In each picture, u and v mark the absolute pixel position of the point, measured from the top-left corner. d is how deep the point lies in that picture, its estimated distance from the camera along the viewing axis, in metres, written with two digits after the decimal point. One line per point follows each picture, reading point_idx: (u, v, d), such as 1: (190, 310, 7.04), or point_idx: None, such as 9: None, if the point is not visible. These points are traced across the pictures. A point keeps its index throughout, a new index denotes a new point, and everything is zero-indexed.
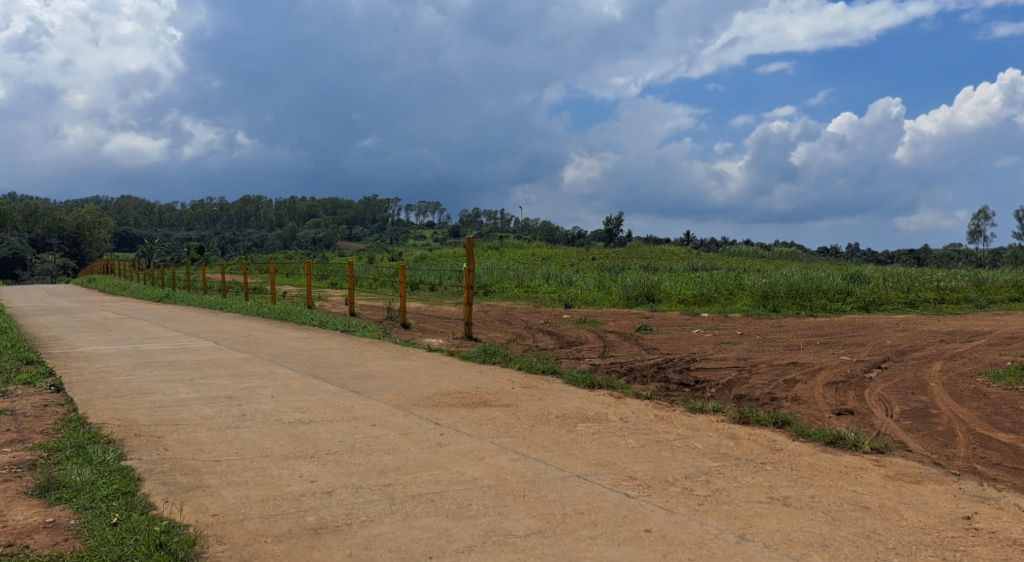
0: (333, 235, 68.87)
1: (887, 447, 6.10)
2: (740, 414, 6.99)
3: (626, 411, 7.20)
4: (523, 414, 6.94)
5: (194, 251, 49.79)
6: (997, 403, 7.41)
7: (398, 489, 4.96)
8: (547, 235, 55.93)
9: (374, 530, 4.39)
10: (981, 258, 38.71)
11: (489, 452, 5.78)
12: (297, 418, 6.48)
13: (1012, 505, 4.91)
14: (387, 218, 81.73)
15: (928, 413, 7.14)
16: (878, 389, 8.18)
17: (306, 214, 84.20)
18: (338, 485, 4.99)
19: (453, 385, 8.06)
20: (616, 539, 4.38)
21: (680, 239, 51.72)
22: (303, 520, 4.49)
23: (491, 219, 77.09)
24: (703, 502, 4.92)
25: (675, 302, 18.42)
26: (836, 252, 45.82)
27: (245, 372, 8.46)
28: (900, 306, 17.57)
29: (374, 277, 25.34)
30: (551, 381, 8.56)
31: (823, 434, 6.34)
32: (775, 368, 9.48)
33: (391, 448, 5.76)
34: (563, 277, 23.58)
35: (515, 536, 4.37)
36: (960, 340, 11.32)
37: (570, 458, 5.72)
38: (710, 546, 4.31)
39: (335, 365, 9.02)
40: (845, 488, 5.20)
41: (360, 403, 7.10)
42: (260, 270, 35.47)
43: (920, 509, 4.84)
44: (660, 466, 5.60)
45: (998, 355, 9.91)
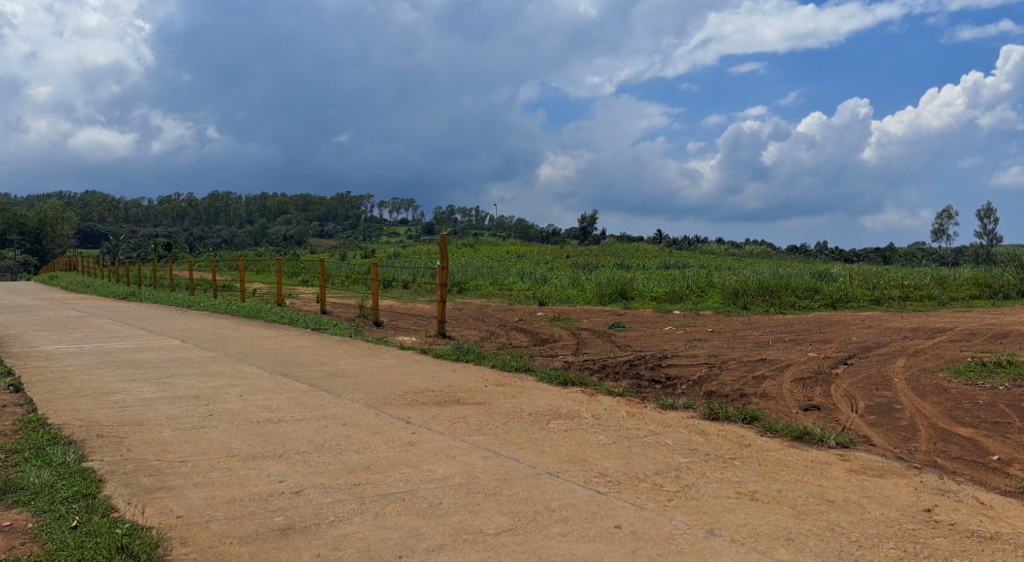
0: (305, 232, 68.35)
1: (852, 442, 6.20)
2: (710, 410, 7.06)
3: (598, 408, 7.26)
4: (495, 412, 6.96)
5: (160, 247, 48.99)
6: (958, 398, 7.57)
7: (367, 489, 4.94)
8: (521, 233, 55.92)
9: (344, 530, 4.38)
10: (943, 257, 39.50)
11: (460, 450, 5.79)
12: (265, 417, 6.44)
13: (971, 498, 5.02)
14: (359, 214, 81.16)
15: (892, 408, 7.27)
16: (844, 385, 8.32)
17: (278, 211, 83.54)
18: (307, 485, 4.97)
19: (425, 383, 8.05)
20: (585, 536, 4.40)
21: (653, 239, 51.93)
22: (270, 520, 4.46)
23: (465, 215, 77.05)
24: (673, 498, 4.97)
25: (647, 299, 18.59)
26: (805, 250, 46.38)
27: (213, 371, 8.37)
28: (865, 303, 17.89)
29: (346, 275, 25.15)
30: (525, 378, 8.61)
31: (790, 429, 6.43)
32: (744, 364, 9.60)
33: (361, 447, 5.75)
34: (537, 275, 23.65)
35: (485, 534, 4.39)
36: (924, 337, 11.53)
37: (541, 455, 5.75)
38: (678, 541, 4.36)
39: (305, 364, 8.95)
40: (811, 483, 5.28)
41: (331, 402, 7.06)
42: (229, 268, 34.99)
43: (883, 503, 4.93)
44: (630, 462, 5.65)
45: (959, 351, 10.14)
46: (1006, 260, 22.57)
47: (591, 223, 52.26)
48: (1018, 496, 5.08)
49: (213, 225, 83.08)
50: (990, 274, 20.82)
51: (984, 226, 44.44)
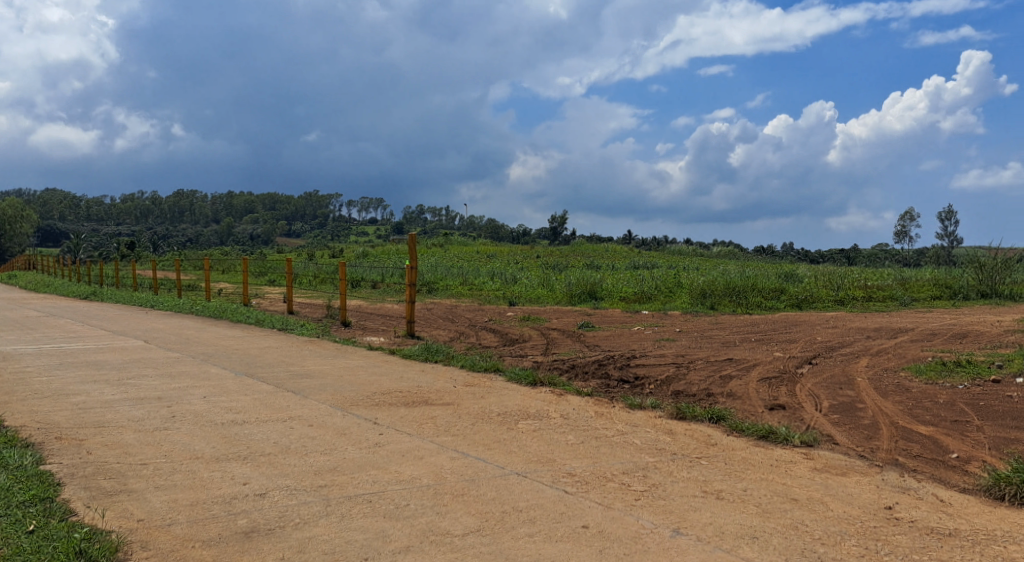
0: (272, 232, 67.56)
1: (816, 440, 6.29)
2: (677, 410, 7.10)
3: (567, 408, 7.26)
4: (464, 412, 6.93)
5: (122, 245, 48.08)
6: (919, 397, 7.71)
7: (333, 490, 4.90)
8: (492, 233, 55.89)
9: (309, 532, 4.34)
10: (905, 258, 40.26)
11: (428, 451, 5.77)
12: (230, 419, 6.36)
13: (930, 496, 5.11)
14: (328, 214, 80.50)
15: (854, 407, 7.39)
16: (808, 384, 8.42)
17: (244, 210, 82.49)
18: (272, 487, 4.91)
19: (393, 384, 8.01)
20: (553, 536, 4.40)
21: (623, 239, 52.15)
22: (233, 523, 4.40)
23: (435, 214, 76.76)
24: (640, 497, 4.99)
25: (617, 300, 18.66)
26: (771, 251, 46.93)
27: (176, 372, 8.25)
28: (830, 303, 18.13)
29: (314, 275, 24.93)
30: (494, 378, 8.59)
31: (755, 428, 6.50)
32: (711, 364, 9.68)
33: (327, 448, 5.70)
34: (507, 275, 23.63)
35: (453, 535, 4.37)
36: (886, 337, 11.71)
37: (509, 456, 5.74)
38: (645, 540, 4.38)
39: (271, 364, 8.86)
40: (776, 481, 5.33)
41: (297, 403, 7.00)
42: (194, 268, 34.50)
43: (845, 500, 5.00)
44: (598, 462, 5.66)
45: (920, 351, 10.32)
46: (965, 261, 23.08)
47: (561, 222, 52.30)
48: (975, 492, 5.18)
49: (178, 223, 81.77)
50: (950, 275, 21.27)
51: (945, 227, 45.30)
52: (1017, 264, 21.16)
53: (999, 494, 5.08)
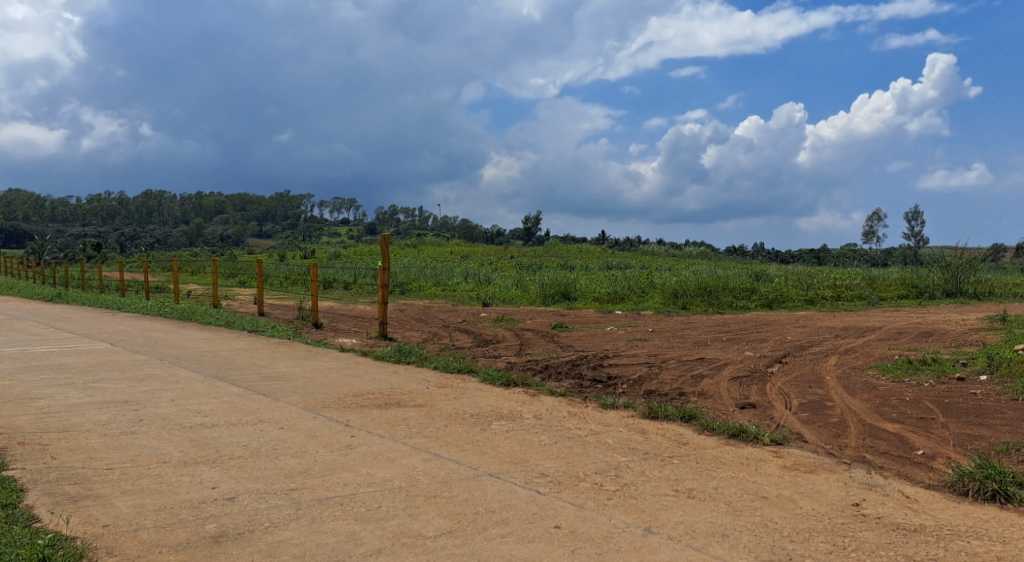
0: (242, 233, 66.79)
1: (785, 439, 6.36)
2: (649, 410, 7.14)
3: (539, 409, 7.26)
4: (436, 414, 6.92)
5: (87, 247, 47.19)
6: (886, 395, 7.82)
7: (304, 493, 4.86)
8: (464, 233, 55.78)
9: (279, 536, 4.30)
10: (873, 258, 40.83)
11: (400, 452, 5.75)
12: (199, 422, 6.28)
13: (896, 492, 5.19)
14: (299, 214, 79.84)
15: (823, 406, 7.47)
16: (778, 383, 8.51)
17: (214, 210, 81.50)
18: (241, 491, 4.86)
19: (365, 386, 7.96)
20: (525, 537, 4.41)
21: (595, 238, 52.31)
22: (201, 528, 4.35)
23: (408, 215, 76.41)
24: (612, 497, 5.01)
25: (590, 300, 18.69)
26: (742, 251, 47.40)
27: (143, 375, 8.12)
28: (799, 303, 18.32)
29: (285, 276, 24.67)
30: (467, 379, 8.57)
31: (726, 427, 6.56)
32: (683, 363, 9.74)
33: (298, 451, 5.65)
34: (480, 276, 23.57)
35: (425, 537, 4.36)
36: (854, 336, 11.87)
37: (482, 456, 5.74)
38: (617, 540, 4.39)
39: (241, 366, 8.76)
40: (746, 479, 5.38)
41: (267, 405, 6.93)
42: (162, 269, 34.03)
43: (814, 498, 5.06)
44: (570, 462, 5.68)
45: (887, 349, 10.47)
46: (931, 260, 23.49)
47: (534, 223, 52.30)
48: (940, 488, 5.27)
49: (146, 223, 80.45)
50: (915, 274, 21.64)
51: (911, 226, 46.05)
52: (980, 264, 21.57)
53: (963, 490, 5.17)
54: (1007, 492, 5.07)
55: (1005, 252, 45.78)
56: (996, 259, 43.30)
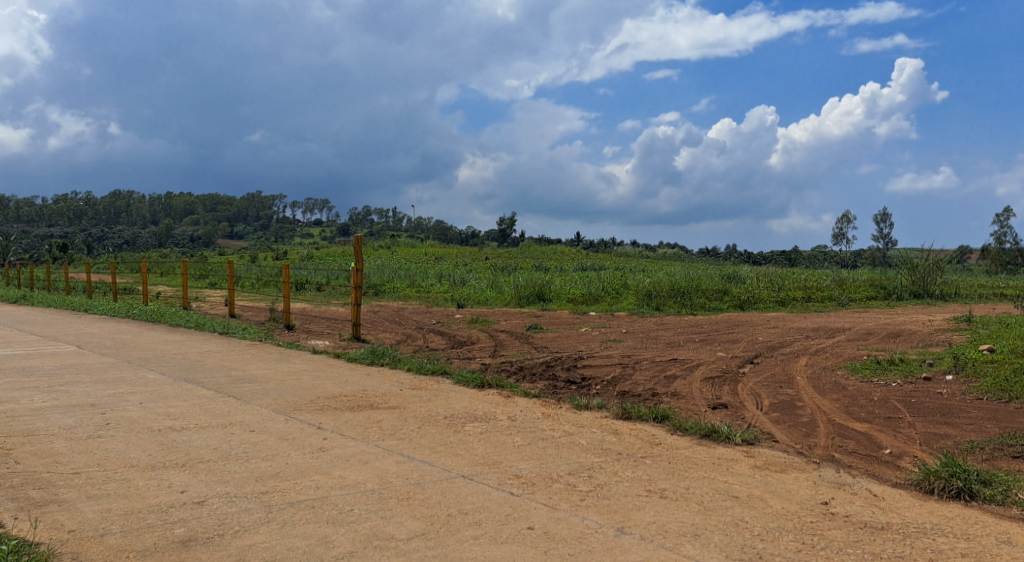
0: (214, 234, 66.04)
1: (756, 439, 6.42)
2: (623, 411, 7.17)
3: (513, 410, 7.26)
4: (410, 416, 6.89)
5: (53, 248, 46.34)
6: (854, 394, 7.93)
7: (275, 497, 4.82)
8: (438, 233, 55.66)
9: (249, 540, 4.26)
10: (843, 259, 41.39)
11: (373, 455, 5.71)
12: (167, 425, 6.20)
13: (864, 490, 5.27)
14: (271, 214, 79.14)
15: (793, 406, 7.56)
16: (750, 384, 8.59)
17: (184, 210, 80.46)
18: (211, 495, 4.81)
19: (338, 388, 7.91)
20: (498, 538, 4.41)
21: (569, 240, 52.41)
22: (170, 532, 4.30)
23: (382, 215, 76.01)
24: (585, 497, 5.03)
25: (564, 301, 18.73)
26: (715, 253, 47.83)
27: (111, 378, 8.00)
28: (771, 304, 18.51)
29: (257, 277, 24.42)
30: (441, 381, 8.55)
31: (698, 427, 6.61)
32: (656, 364, 9.80)
33: (269, 454, 5.60)
34: (455, 277, 23.50)
35: (397, 539, 4.34)
36: (824, 337, 12.00)
37: (456, 458, 5.73)
38: (589, 540, 4.41)
39: (212, 369, 8.66)
40: (717, 479, 5.42)
41: (238, 408, 6.85)
42: (131, 271, 33.55)
43: (783, 496, 5.12)
44: (544, 463, 5.68)
45: (856, 350, 10.60)
46: (899, 263, 23.87)
47: (509, 222, 52.27)
48: (907, 486, 5.35)
49: (114, 223, 79.16)
50: (884, 276, 21.98)
51: (880, 228, 46.68)
52: (946, 265, 21.97)
53: (929, 488, 5.25)
54: (972, 490, 5.16)
55: (970, 254, 46.71)
56: (962, 261, 44.17)
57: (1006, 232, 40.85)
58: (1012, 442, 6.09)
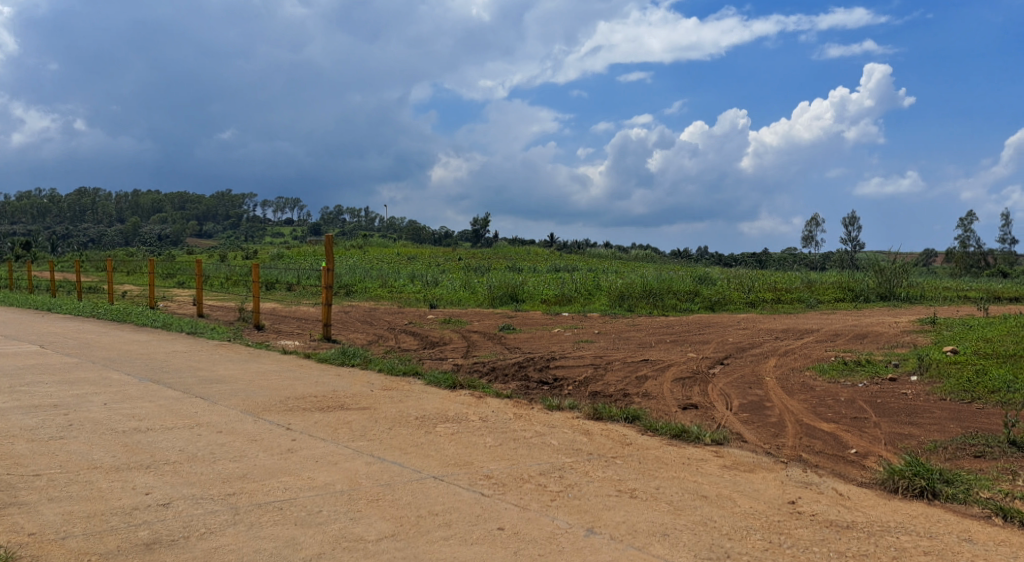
0: (182, 233, 65.12)
1: (725, 439, 6.47)
2: (594, 411, 7.19)
3: (485, 410, 7.25)
4: (380, 416, 6.85)
5: (15, 246, 45.32)
6: (822, 395, 8.02)
7: (242, 498, 4.77)
8: (411, 233, 55.43)
9: (215, 542, 4.21)
10: (812, 261, 41.99)
11: (343, 456, 5.67)
12: (131, 426, 6.11)
13: (830, 490, 5.33)
14: (241, 214, 78.31)
15: (762, 406, 7.63)
16: (720, 384, 8.66)
17: (152, 209, 79.21)
18: (176, 497, 4.74)
19: (308, 389, 7.84)
20: (468, 539, 4.40)
21: (541, 242, 52.43)
22: (133, 535, 4.23)
23: (354, 215, 75.57)
24: (555, 498, 5.03)
25: (537, 302, 18.78)
26: (686, 255, 48.12)
27: (74, 378, 7.86)
28: (741, 305, 18.71)
29: (226, 276, 24.13)
30: (413, 382, 8.52)
31: (669, 427, 6.65)
32: (628, 365, 9.85)
33: (237, 455, 5.54)
34: (428, 277, 23.43)
35: (366, 541, 4.31)
36: (792, 338, 12.15)
37: (426, 459, 5.71)
38: (559, 540, 4.41)
39: (179, 369, 8.54)
40: (686, 479, 5.46)
41: (205, 409, 6.77)
42: (96, 270, 32.94)
43: (752, 496, 5.16)
44: (515, 464, 5.68)
45: (824, 351, 10.74)
46: (865, 265, 24.26)
47: (482, 223, 52.22)
48: (871, 486, 5.42)
49: (79, 220, 77.68)
50: (852, 277, 22.33)
51: (847, 231, 47.36)
52: (911, 268, 22.35)
53: (892, 487, 5.33)
54: (935, 489, 5.24)
55: (934, 256, 47.56)
56: (927, 265, 44.95)
57: (969, 237, 41.65)
58: (973, 441, 6.20)
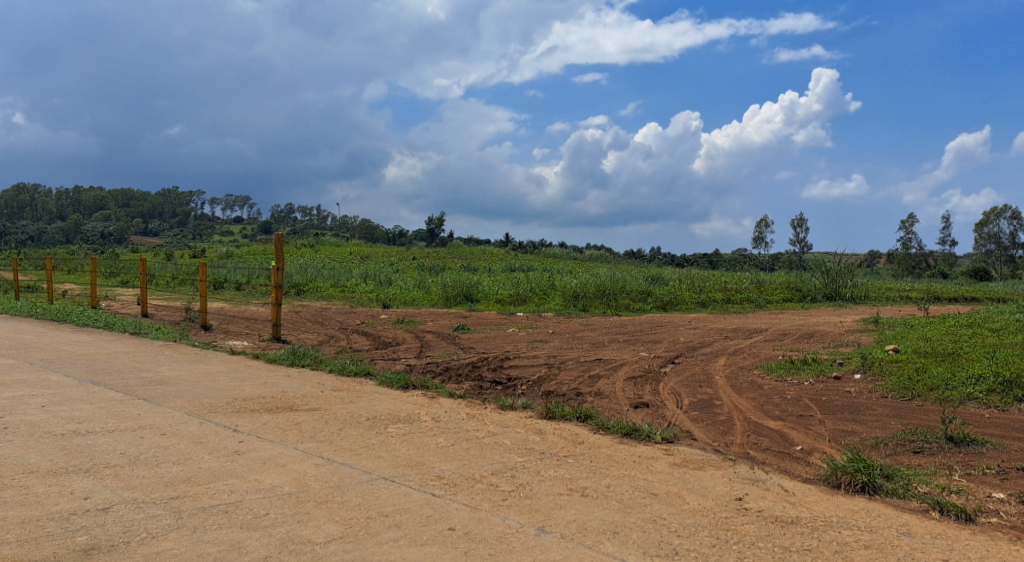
0: (126, 230, 63.39)
1: (675, 437, 6.54)
2: (547, 410, 7.21)
3: (437, 411, 7.23)
4: (331, 417, 6.78)
5: None
6: (769, 393, 8.17)
7: (186, 502, 4.66)
8: (365, 233, 54.91)
9: (156, 547, 4.11)
10: (762, 262, 42.75)
11: (292, 457, 5.59)
12: (71, 429, 5.93)
13: (776, 486, 5.42)
14: (189, 213, 76.67)
15: (712, 404, 7.74)
16: (671, 383, 8.77)
17: (94, 205, 76.91)
18: (116, 501, 4.62)
19: (257, 389, 7.71)
20: (418, 540, 4.37)
21: (495, 242, 52.32)
22: (71, 541, 4.11)
23: (305, 214, 74.58)
24: (507, 497, 5.03)
25: (491, 302, 18.76)
26: (639, 255, 48.55)
27: (10, 380, 7.60)
28: (692, 305, 18.96)
29: (171, 276, 23.60)
30: (364, 382, 8.44)
31: (620, 426, 6.70)
32: (581, 364, 9.91)
33: (182, 458, 5.42)
34: (381, 276, 23.22)
35: (314, 543, 4.25)
36: (742, 337, 12.36)
37: (376, 460, 5.66)
38: (509, 540, 4.41)
39: (121, 371, 8.33)
40: (637, 477, 5.51)
41: (148, 411, 6.62)
42: (34, 268, 31.83)
43: (700, 493, 5.23)
44: (467, 464, 5.66)
45: (772, 349, 10.95)
46: (812, 265, 24.77)
47: (436, 222, 52.00)
48: (815, 482, 5.53)
49: (18, 218, 75.01)
50: (800, 278, 22.77)
51: (795, 232, 48.28)
52: (856, 269, 22.90)
53: (835, 483, 5.45)
54: (875, 484, 5.37)
55: (878, 257, 48.91)
56: (871, 265, 46.22)
57: (911, 238, 42.92)
58: (913, 437, 6.37)
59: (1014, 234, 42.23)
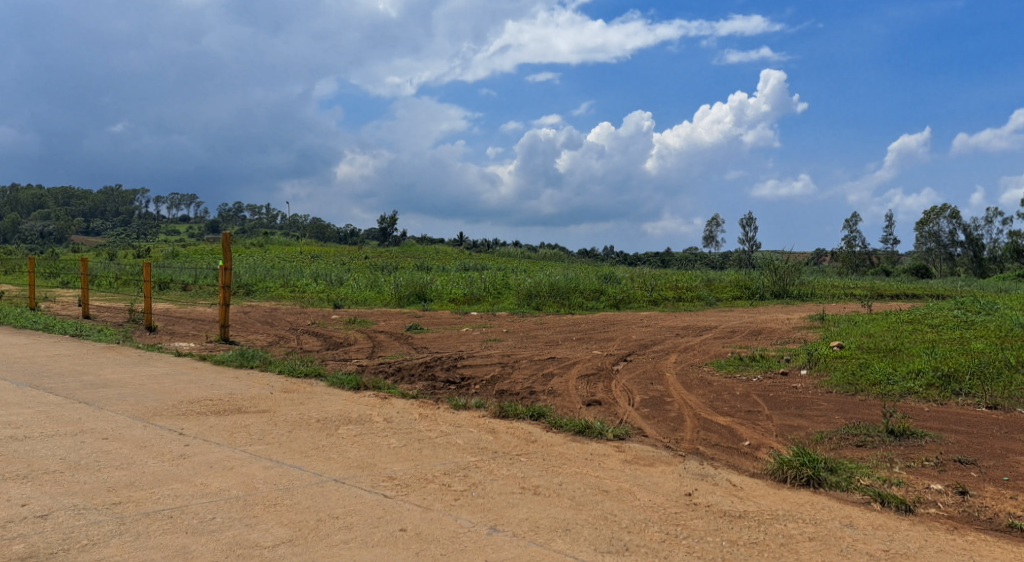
0: (67, 229, 61.52)
1: (627, 434, 6.60)
2: (500, 409, 7.21)
3: (389, 411, 7.18)
4: (281, 420, 6.67)
5: None
6: (719, 389, 8.29)
7: (129, 507, 4.55)
8: (316, 232, 54.22)
9: (98, 554, 4.00)
10: (713, 260, 43.37)
11: (239, 460, 5.49)
12: (7, 435, 5.74)
13: (724, 481, 5.51)
14: (134, 212, 74.83)
15: (663, 401, 7.82)
16: (623, 380, 8.84)
17: (32, 203, 74.51)
18: (55, 508, 4.48)
19: (204, 392, 7.56)
20: (369, 541, 4.33)
21: (448, 242, 52.12)
22: (7, 550, 3.98)
23: (255, 214, 73.34)
24: (459, 497, 5.01)
25: (445, 301, 18.70)
26: (592, 254, 48.84)
27: None
28: (644, 303, 19.17)
29: (114, 276, 23.00)
30: (315, 383, 8.34)
31: (572, 424, 6.72)
32: (534, 362, 9.93)
33: (125, 462, 5.28)
34: (332, 276, 22.94)
35: (263, 547, 4.19)
36: (692, 335, 12.54)
37: (327, 462, 5.59)
38: (461, 540, 4.40)
39: (62, 373, 8.09)
40: (588, 474, 5.54)
41: (90, 415, 6.43)
42: None
43: (650, 489, 5.28)
44: (418, 464, 5.62)
45: (721, 346, 11.13)
46: (761, 264, 25.21)
47: (388, 222, 51.64)
48: (763, 476, 5.63)
49: None
50: (749, 276, 23.14)
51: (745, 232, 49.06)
52: (803, 267, 23.36)
53: (782, 477, 5.56)
54: (820, 478, 5.49)
55: (824, 256, 50.01)
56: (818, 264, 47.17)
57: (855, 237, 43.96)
58: (856, 431, 6.53)
59: (954, 232, 43.48)
